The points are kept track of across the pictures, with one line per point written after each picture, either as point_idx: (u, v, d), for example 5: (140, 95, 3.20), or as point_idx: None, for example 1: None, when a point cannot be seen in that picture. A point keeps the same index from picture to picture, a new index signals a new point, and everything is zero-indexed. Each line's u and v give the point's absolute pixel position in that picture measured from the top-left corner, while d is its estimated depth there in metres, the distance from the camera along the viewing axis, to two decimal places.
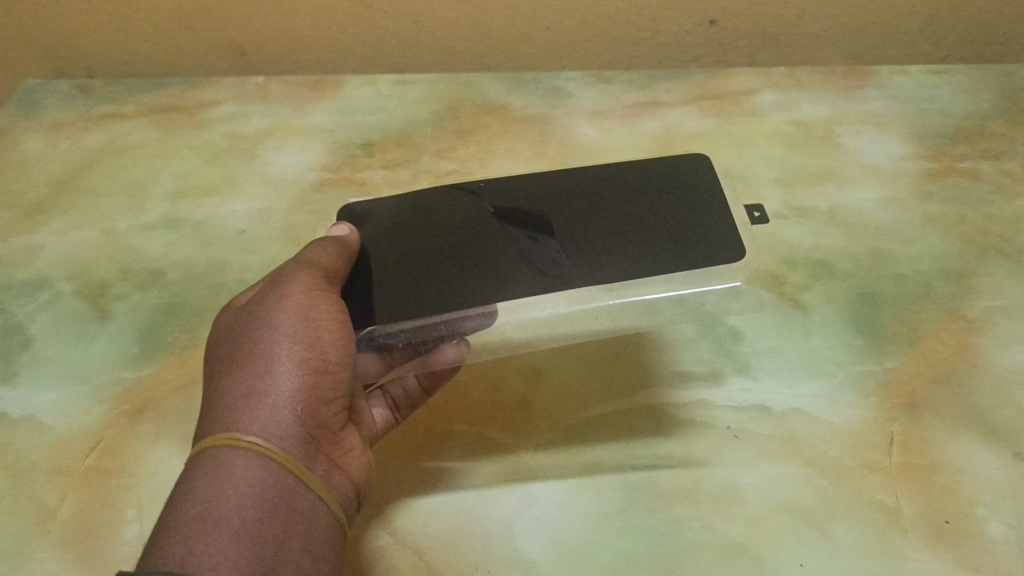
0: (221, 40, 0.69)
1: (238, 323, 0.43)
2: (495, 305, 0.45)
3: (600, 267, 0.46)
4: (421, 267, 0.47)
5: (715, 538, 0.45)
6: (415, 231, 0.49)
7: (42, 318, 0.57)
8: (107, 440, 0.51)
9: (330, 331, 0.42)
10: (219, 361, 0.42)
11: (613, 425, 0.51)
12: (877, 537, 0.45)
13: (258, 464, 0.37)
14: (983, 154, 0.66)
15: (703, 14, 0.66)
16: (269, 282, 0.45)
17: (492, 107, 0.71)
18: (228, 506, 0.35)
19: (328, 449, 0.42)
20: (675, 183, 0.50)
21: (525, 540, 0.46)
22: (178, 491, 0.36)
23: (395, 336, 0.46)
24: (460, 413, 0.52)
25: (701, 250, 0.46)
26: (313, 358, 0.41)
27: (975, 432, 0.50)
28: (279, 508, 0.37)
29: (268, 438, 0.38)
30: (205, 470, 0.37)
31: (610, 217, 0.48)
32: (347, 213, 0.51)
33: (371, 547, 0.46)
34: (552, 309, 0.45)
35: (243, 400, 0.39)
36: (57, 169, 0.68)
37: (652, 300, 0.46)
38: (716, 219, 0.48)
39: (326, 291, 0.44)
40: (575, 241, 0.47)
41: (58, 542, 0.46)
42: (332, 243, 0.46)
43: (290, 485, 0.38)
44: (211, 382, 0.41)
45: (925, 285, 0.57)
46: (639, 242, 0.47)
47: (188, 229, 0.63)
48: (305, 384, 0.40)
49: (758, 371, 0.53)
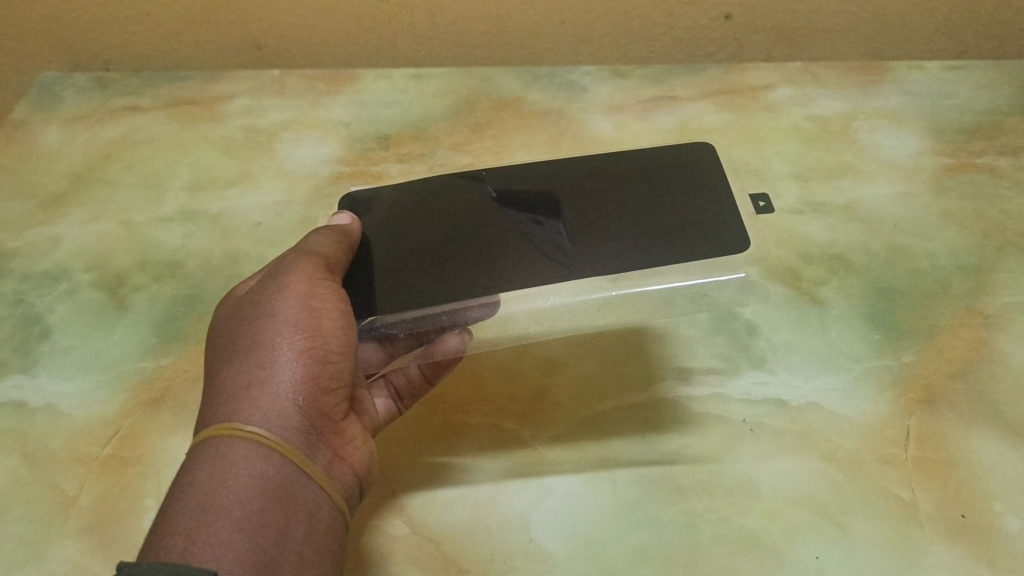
0: (238, 34, 0.69)
1: (240, 313, 0.44)
2: (497, 295, 0.46)
3: (603, 257, 0.46)
4: (424, 254, 0.47)
5: (731, 530, 0.45)
6: (417, 220, 0.49)
7: (61, 308, 0.58)
8: (125, 430, 0.51)
9: (331, 320, 0.42)
10: (221, 351, 0.42)
11: (625, 417, 0.51)
12: (894, 531, 0.45)
13: (259, 455, 0.37)
14: (1000, 149, 0.66)
15: (718, 9, 0.66)
16: (270, 272, 0.45)
17: (507, 101, 0.71)
18: (229, 497, 0.36)
19: (331, 439, 0.42)
20: (680, 173, 0.50)
21: (542, 532, 0.46)
22: (180, 481, 0.37)
23: (397, 326, 0.46)
24: (472, 403, 0.52)
25: (707, 240, 0.47)
26: (314, 348, 0.41)
27: (992, 428, 0.49)
28: (280, 498, 0.37)
29: (269, 428, 0.38)
30: (206, 460, 0.37)
31: (615, 206, 0.48)
32: (350, 201, 0.51)
33: (377, 534, 0.46)
34: (556, 300, 0.46)
35: (245, 390, 0.39)
36: (76, 161, 0.68)
37: (658, 293, 0.46)
38: (722, 210, 0.48)
39: (327, 280, 0.44)
40: (579, 229, 0.47)
41: (77, 529, 0.47)
42: (334, 233, 0.46)
43: (292, 475, 0.38)
44: (213, 372, 0.41)
45: (942, 280, 0.57)
46: (642, 232, 0.47)
47: (206, 221, 0.63)
48: (307, 374, 0.40)
49: (773, 365, 0.53)
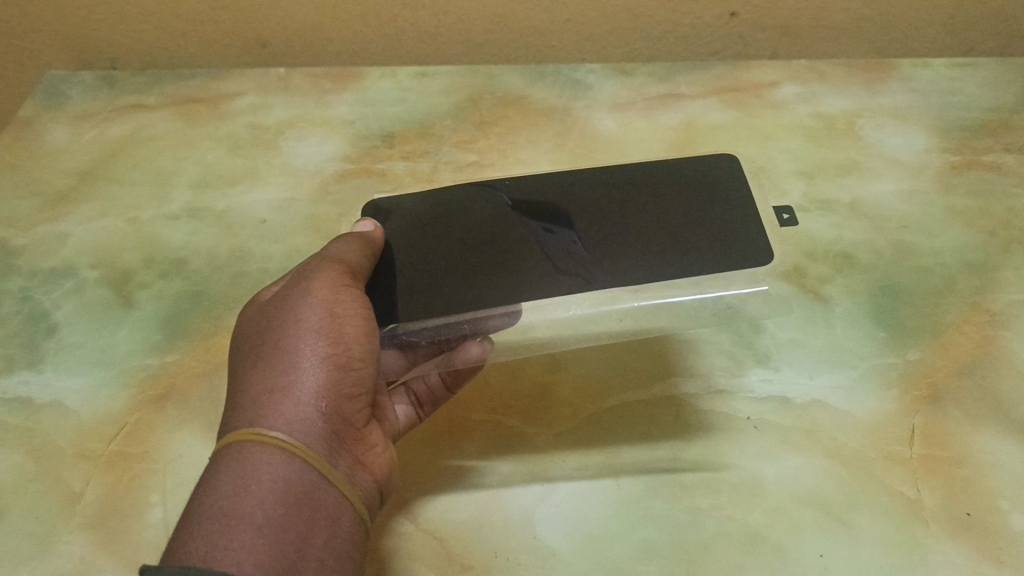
0: (243, 32, 0.69)
1: (264, 319, 0.44)
2: (519, 305, 0.46)
3: (622, 267, 0.46)
4: (442, 263, 0.48)
5: (735, 527, 0.45)
6: (437, 229, 0.49)
7: (67, 304, 0.58)
8: (131, 426, 0.51)
9: (354, 326, 0.42)
10: (245, 356, 0.43)
11: (631, 415, 0.51)
12: (900, 529, 0.45)
13: (281, 460, 0.37)
14: (1006, 147, 0.66)
15: (724, 7, 0.66)
16: (294, 277, 0.46)
17: (513, 99, 0.71)
18: (252, 502, 0.36)
19: (352, 446, 0.42)
20: (699, 185, 0.50)
21: (546, 528, 0.46)
22: (204, 485, 0.37)
23: (418, 334, 0.46)
24: (480, 402, 0.52)
25: (725, 252, 0.47)
26: (337, 354, 0.41)
27: (998, 425, 0.49)
28: (302, 504, 0.37)
29: (292, 434, 0.38)
30: (229, 465, 0.37)
31: (632, 216, 0.49)
32: (372, 209, 0.52)
33: (393, 535, 0.46)
34: (577, 309, 0.46)
35: (268, 396, 0.39)
36: (83, 159, 0.68)
37: (678, 304, 0.46)
38: (739, 221, 0.48)
39: (350, 286, 0.44)
40: (595, 238, 0.48)
41: (83, 525, 0.47)
42: (356, 239, 0.46)
43: (314, 481, 0.38)
44: (237, 378, 0.42)
45: (949, 278, 0.57)
46: (661, 244, 0.47)
47: (211, 218, 0.63)
48: (329, 380, 0.41)
49: (778, 361, 0.53)
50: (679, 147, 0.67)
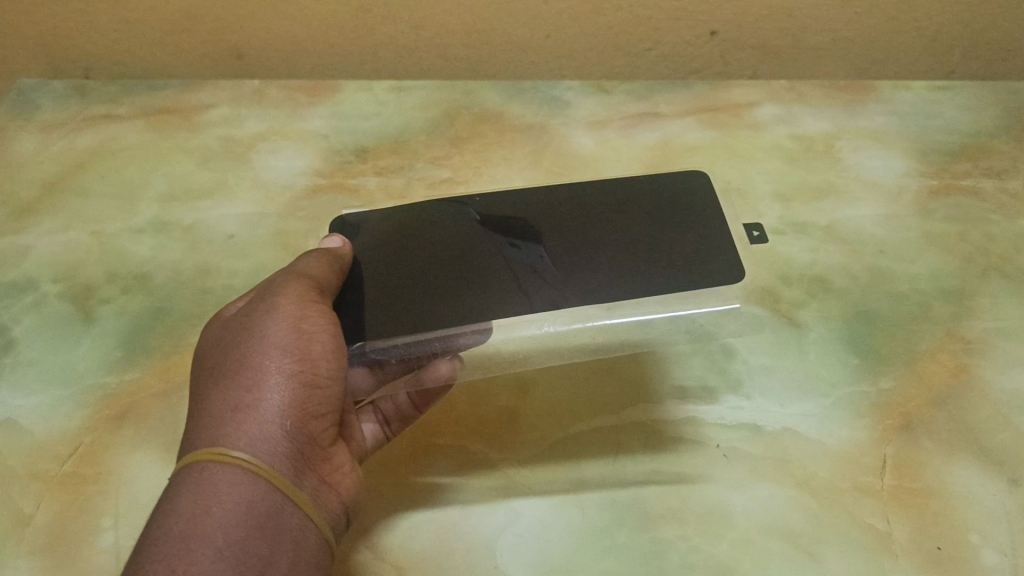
0: (218, 43, 0.68)
1: (227, 335, 0.42)
2: (490, 323, 0.45)
3: (595, 285, 0.45)
4: (411, 280, 0.47)
5: (701, 560, 0.44)
6: (405, 245, 0.48)
7: (26, 320, 0.57)
8: (86, 446, 0.50)
9: (321, 344, 0.41)
10: (207, 372, 0.41)
11: (598, 441, 0.50)
12: (869, 563, 0.44)
13: (244, 481, 0.36)
14: (986, 171, 0.65)
15: (704, 25, 0.66)
16: (260, 291, 0.44)
17: (489, 115, 0.70)
18: (212, 524, 0.34)
19: (318, 466, 0.41)
20: (678, 204, 0.50)
21: (508, 558, 0.45)
22: (161, 507, 0.36)
23: (388, 352, 0.45)
24: (445, 426, 0.51)
25: (699, 270, 0.46)
26: (304, 371, 0.40)
27: (970, 456, 0.49)
28: (265, 526, 0.36)
29: (255, 453, 0.37)
30: (189, 485, 0.36)
31: (604, 234, 0.48)
32: (341, 224, 0.50)
33: (356, 562, 0.45)
34: (550, 327, 0.45)
35: (231, 414, 0.38)
36: (49, 170, 0.67)
37: (646, 319, 0.46)
38: (712, 238, 0.48)
39: (318, 303, 0.43)
40: (566, 257, 0.47)
41: (31, 550, 0.45)
42: (325, 256, 0.45)
43: (278, 502, 0.37)
44: (198, 395, 0.40)
45: (925, 304, 0.56)
46: (636, 264, 0.46)
47: (179, 232, 0.62)
48: (295, 398, 0.39)
49: (749, 389, 0.52)
50: (655, 166, 0.66)
